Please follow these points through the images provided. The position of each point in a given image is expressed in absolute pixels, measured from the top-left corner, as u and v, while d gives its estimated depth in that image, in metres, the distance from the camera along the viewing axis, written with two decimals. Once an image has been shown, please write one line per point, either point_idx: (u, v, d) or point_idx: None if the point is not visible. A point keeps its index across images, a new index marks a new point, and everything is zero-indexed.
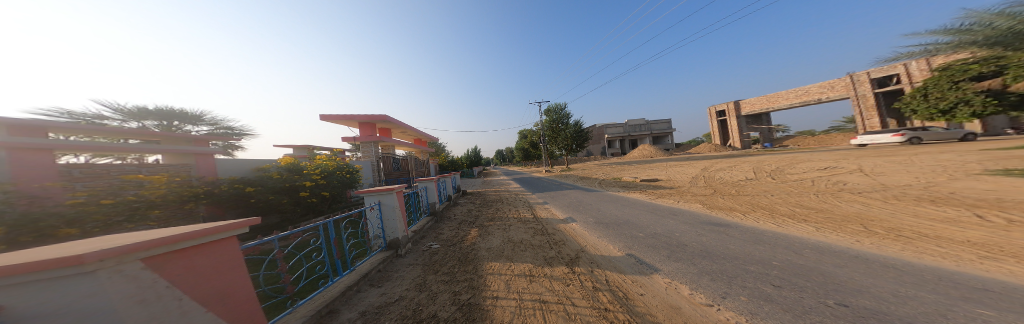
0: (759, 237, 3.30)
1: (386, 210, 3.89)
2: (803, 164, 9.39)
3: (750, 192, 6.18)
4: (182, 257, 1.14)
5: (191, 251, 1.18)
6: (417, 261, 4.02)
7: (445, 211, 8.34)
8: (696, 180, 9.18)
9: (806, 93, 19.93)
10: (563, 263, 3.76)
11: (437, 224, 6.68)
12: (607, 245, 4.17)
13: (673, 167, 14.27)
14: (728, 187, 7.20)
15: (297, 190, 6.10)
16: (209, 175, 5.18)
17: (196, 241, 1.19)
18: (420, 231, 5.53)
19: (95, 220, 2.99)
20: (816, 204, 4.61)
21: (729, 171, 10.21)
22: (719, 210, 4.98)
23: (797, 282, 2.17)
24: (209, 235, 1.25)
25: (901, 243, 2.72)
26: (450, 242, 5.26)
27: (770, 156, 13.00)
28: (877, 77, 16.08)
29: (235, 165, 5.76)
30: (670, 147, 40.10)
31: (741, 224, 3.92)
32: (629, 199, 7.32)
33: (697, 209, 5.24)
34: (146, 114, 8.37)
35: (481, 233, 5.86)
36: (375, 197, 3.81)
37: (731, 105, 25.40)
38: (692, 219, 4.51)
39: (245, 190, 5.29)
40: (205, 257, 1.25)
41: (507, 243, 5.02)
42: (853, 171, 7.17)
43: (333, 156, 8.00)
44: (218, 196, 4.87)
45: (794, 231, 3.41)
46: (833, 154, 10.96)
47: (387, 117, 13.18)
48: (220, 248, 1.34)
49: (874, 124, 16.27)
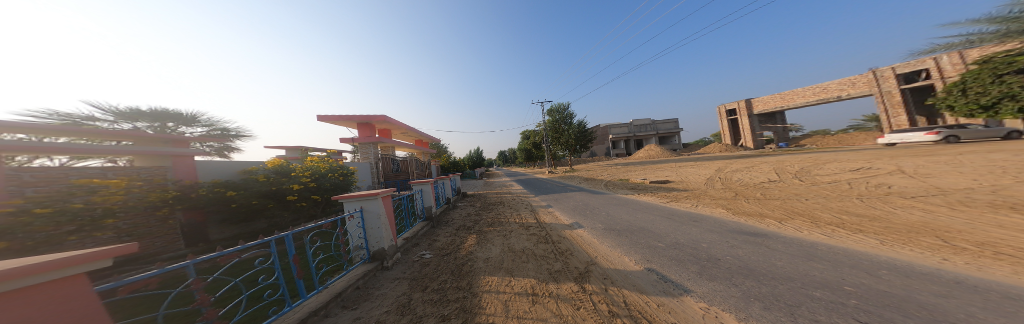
0: (810, 251, 2.69)
1: (370, 217, 3.43)
2: (829, 164, 8.66)
3: (778, 195, 5.53)
4: (25, 303, 0.69)
5: (35, 292, 0.73)
6: (404, 275, 3.56)
7: (443, 215, 7.88)
8: (712, 182, 8.53)
9: (824, 90, 19.07)
10: (572, 279, 3.23)
11: (432, 230, 6.23)
12: (621, 256, 3.60)
13: (684, 168, 13.55)
14: (751, 189, 6.53)
15: (284, 193, 5.72)
16: (187, 178, 4.87)
17: (37, 276, 0.73)
18: (412, 238, 5.09)
19: (32, 232, 2.63)
20: (866, 210, 3.94)
21: (746, 172, 9.50)
22: (747, 216, 4.33)
23: (893, 317, 1.58)
24: (58, 266, 0.78)
25: (1008, 265, 2.10)
26: (444, 251, 4.77)
27: (789, 156, 12.18)
28: (904, 72, 15.16)
29: (218, 167, 5.44)
30: (677, 147, 39.02)
31: (780, 233, 3.29)
32: (640, 203, 6.72)
33: (720, 214, 4.62)
34: (138, 115, 8.22)
35: (480, 240, 5.37)
36: (357, 203, 3.34)
37: (742, 104, 24.50)
38: (717, 226, 3.89)
39: (227, 194, 4.95)
40: (47, 303, 0.76)
41: (506, 253, 4.51)
42: (893, 171, 6.45)
43: (325, 158, 7.69)
44: (190, 201, 4.57)
45: (853, 244, 2.79)
46: (861, 154, 10.14)
47: (386, 117, 12.86)
48: (53, 294, 0.81)
49: (902, 122, 15.26)
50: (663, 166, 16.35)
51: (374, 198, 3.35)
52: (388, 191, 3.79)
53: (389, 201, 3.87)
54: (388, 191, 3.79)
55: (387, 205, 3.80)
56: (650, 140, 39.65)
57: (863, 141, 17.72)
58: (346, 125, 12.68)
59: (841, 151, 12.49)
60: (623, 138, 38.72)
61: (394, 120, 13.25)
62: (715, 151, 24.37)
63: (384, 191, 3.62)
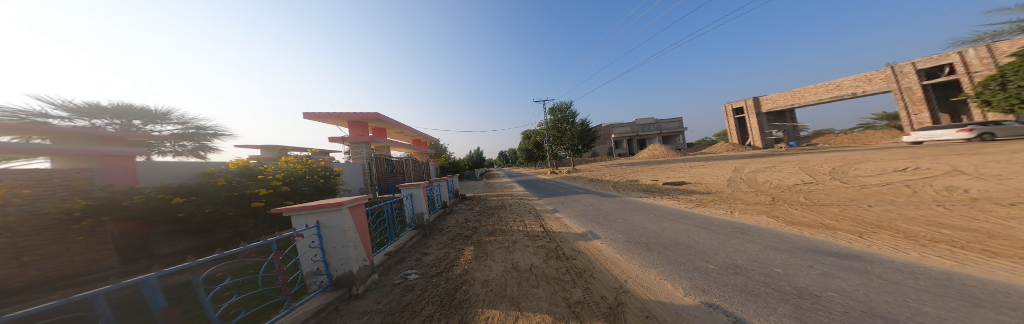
0: (964, 289, 1.75)
1: (332, 234, 2.57)
2: (864, 164, 7.84)
3: (829, 201, 4.68)
4: None
5: None
6: (377, 307, 2.72)
7: (437, 222, 7.03)
8: (736, 183, 7.72)
9: (838, 87, 18.40)
10: (599, 315, 2.37)
11: (423, 240, 5.42)
12: (661, 282, 2.71)
13: (697, 168, 12.76)
14: (789, 193, 5.68)
15: (249, 199, 5.02)
16: (124, 183, 4.07)
17: None
18: (397, 253, 4.26)
19: None
20: (968, 222, 3.06)
21: (771, 172, 8.67)
22: (810, 228, 3.41)
23: None
24: None
25: None
26: (433, 269, 3.92)
27: (811, 156, 11.43)
28: (925, 68, 14.50)
29: (166, 170, 4.63)
30: (681, 147, 38.29)
31: (880, 256, 2.37)
32: (660, 208, 5.90)
33: (769, 224, 3.75)
34: (99, 111, 7.47)
35: (478, 254, 4.55)
36: (314, 215, 2.48)
37: (750, 102, 23.82)
38: (780, 244, 2.96)
39: (173, 201, 4.19)
40: None
41: (510, 273, 3.67)
42: (953, 172, 5.62)
43: (306, 158, 6.93)
44: (128, 210, 3.76)
45: (1012, 276, 1.88)
46: (894, 153, 9.31)
47: (379, 114, 12.05)
48: None
49: (924, 119, 14.54)
50: (672, 167, 15.57)
51: (342, 209, 2.53)
52: (363, 198, 3.00)
53: (360, 211, 3.04)
54: (363, 199, 3.00)
55: (358, 216, 2.98)
56: (653, 140, 38.95)
57: (881, 140, 16.93)
58: (337, 123, 11.86)
59: (865, 149, 11.72)
60: (625, 138, 38.00)
61: (387, 118, 12.41)
62: (723, 151, 23.64)
63: (357, 198, 2.84)
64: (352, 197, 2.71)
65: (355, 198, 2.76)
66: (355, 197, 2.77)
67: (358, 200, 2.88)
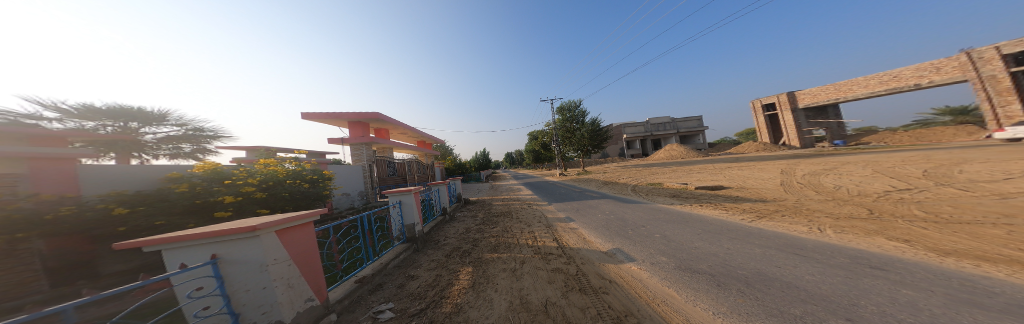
0: None
1: (239, 274, 1.61)
2: (967, 166, 6.25)
3: (973, 217, 3.30)
4: None
5: None
6: None
7: (433, 233, 6.17)
8: (795, 189, 6.33)
9: (895, 78, 16.21)
10: None
11: (412, 259, 4.51)
12: None
13: (731, 170, 11.26)
14: (887, 203, 4.30)
15: (214, 207, 4.36)
16: (65, 191, 3.54)
17: None
18: (371, 280, 3.36)
19: None
20: None
21: (836, 175, 7.17)
22: (1000, 266, 2.11)
23: None
24: None
25: None
26: (415, 304, 2.95)
27: (877, 156, 9.67)
28: (1013, 53, 12.24)
29: (118, 174, 4.06)
30: (702, 147, 35.98)
31: None
32: (705, 219, 4.66)
33: (907, 252, 2.48)
34: (94, 113, 7.34)
35: (476, 281, 3.55)
36: (210, 247, 1.55)
37: (784, 97, 21.67)
38: (979, 297, 1.70)
39: (114, 212, 3.46)
40: None
41: (517, 313, 2.63)
42: None
43: (292, 160, 6.33)
44: (53, 224, 2.98)
45: None
46: (995, 152, 7.58)
47: (380, 114, 11.45)
48: None
49: (1014, 112, 12.38)
50: (699, 168, 14.07)
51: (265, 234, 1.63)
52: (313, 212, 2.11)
53: (305, 231, 2.13)
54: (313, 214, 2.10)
55: (300, 239, 2.07)
56: (671, 140, 36.78)
57: (954, 138, 14.62)
58: (337, 123, 11.37)
59: (945, 148, 9.83)
60: (639, 138, 36.18)
61: (389, 118, 11.82)
62: (751, 151, 21.65)
63: (298, 215, 1.94)
64: (288, 216, 1.81)
65: (293, 215, 1.86)
66: (294, 214, 1.87)
67: (303, 216, 2.00)
